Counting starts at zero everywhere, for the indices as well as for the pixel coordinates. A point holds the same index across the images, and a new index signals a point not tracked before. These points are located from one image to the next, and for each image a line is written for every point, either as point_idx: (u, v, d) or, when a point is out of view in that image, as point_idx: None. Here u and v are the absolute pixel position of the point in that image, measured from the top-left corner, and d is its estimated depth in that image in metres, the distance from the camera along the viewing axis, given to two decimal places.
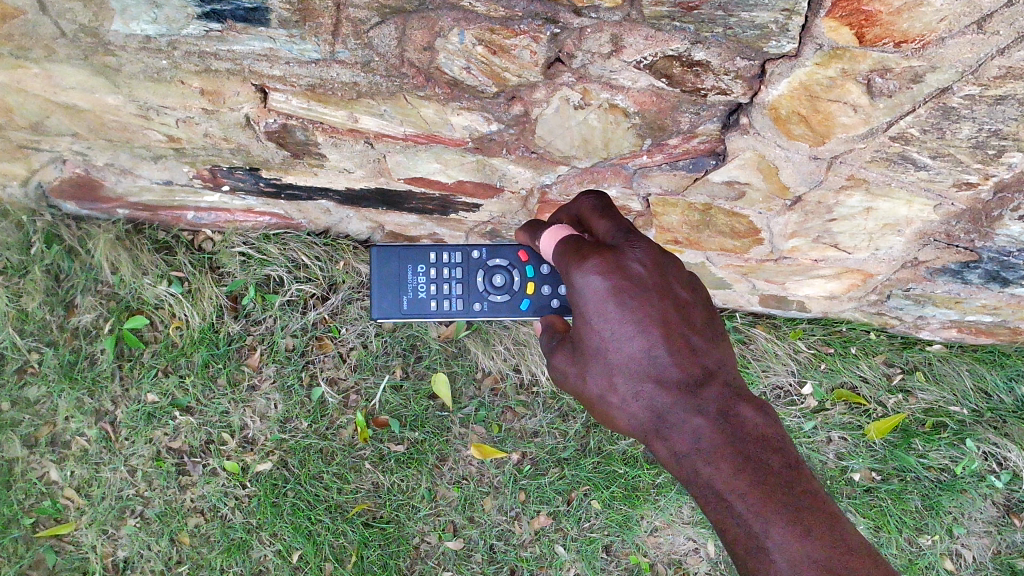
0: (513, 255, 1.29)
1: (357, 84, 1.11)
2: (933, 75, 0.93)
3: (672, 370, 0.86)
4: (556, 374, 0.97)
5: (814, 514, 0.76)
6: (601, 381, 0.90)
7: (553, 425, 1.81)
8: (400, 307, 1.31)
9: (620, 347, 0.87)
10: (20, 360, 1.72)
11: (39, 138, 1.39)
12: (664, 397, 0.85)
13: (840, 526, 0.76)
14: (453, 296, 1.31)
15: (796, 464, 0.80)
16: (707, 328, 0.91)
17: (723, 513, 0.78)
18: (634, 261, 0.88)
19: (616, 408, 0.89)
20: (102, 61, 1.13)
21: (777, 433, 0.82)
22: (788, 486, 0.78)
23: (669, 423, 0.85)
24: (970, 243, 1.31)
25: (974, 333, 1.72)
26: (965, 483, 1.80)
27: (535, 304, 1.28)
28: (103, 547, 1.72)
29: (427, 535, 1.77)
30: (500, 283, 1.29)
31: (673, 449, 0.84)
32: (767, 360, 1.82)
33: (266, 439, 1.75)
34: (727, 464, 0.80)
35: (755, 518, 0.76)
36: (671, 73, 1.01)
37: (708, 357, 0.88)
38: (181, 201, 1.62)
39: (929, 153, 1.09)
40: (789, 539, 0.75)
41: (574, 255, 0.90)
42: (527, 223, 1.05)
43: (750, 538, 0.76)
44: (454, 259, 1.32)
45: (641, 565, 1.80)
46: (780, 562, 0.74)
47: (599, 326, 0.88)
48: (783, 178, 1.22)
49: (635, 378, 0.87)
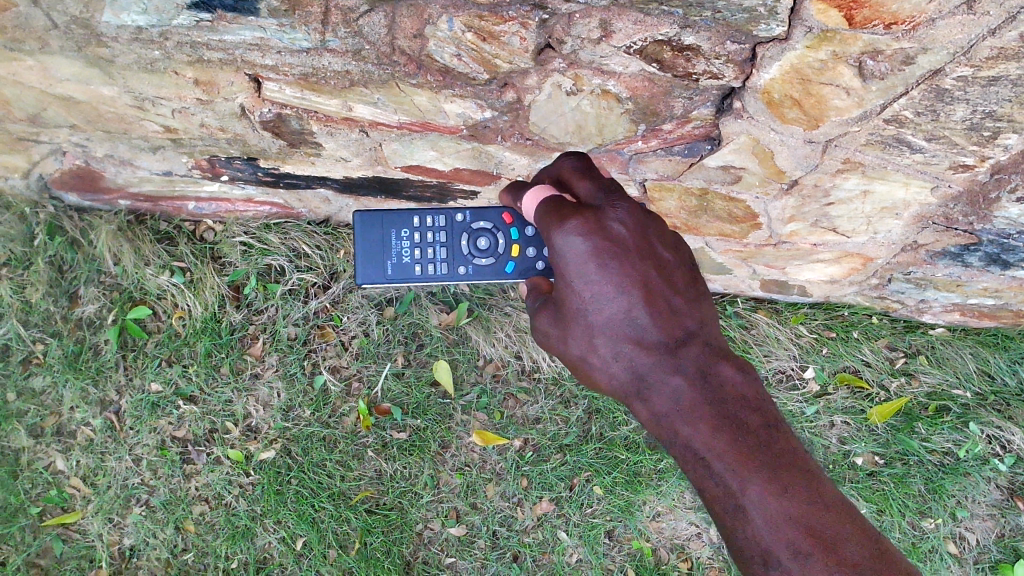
0: (497, 218, 1.27)
1: (349, 73, 1.11)
2: (924, 56, 0.93)
3: (652, 331, 0.90)
4: (537, 335, 0.99)
5: (791, 472, 0.83)
6: (581, 343, 0.93)
7: (555, 412, 1.81)
8: (385, 274, 1.30)
9: (601, 308, 0.90)
10: (25, 351, 1.73)
11: (38, 130, 1.39)
12: (644, 358, 0.90)
13: (815, 483, 0.83)
14: (437, 261, 1.29)
15: (774, 423, 0.86)
16: (689, 289, 0.94)
17: (702, 471, 0.85)
18: (615, 222, 0.92)
19: (596, 368, 0.93)
20: (96, 53, 1.13)
21: (755, 393, 0.88)
22: (766, 444, 0.84)
23: (649, 384, 0.89)
24: (969, 226, 1.31)
25: (976, 316, 1.71)
26: (968, 466, 1.79)
27: (520, 267, 1.25)
28: (110, 534, 1.74)
29: (430, 521, 1.78)
30: (484, 246, 1.26)
31: (653, 410, 0.89)
32: (769, 345, 1.82)
33: (269, 428, 1.76)
34: (706, 424, 0.85)
35: (734, 477, 0.83)
36: (661, 58, 1.01)
37: (689, 318, 0.92)
38: (181, 191, 1.63)
39: (924, 135, 1.08)
40: (767, 498, 0.81)
41: (555, 216, 0.93)
42: (510, 185, 1.06)
43: (728, 496, 0.83)
44: (438, 222, 1.29)
45: (644, 550, 1.81)
46: (757, 519, 0.81)
47: (580, 287, 0.91)
48: (778, 161, 1.21)
49: (616, 339, 0.91)
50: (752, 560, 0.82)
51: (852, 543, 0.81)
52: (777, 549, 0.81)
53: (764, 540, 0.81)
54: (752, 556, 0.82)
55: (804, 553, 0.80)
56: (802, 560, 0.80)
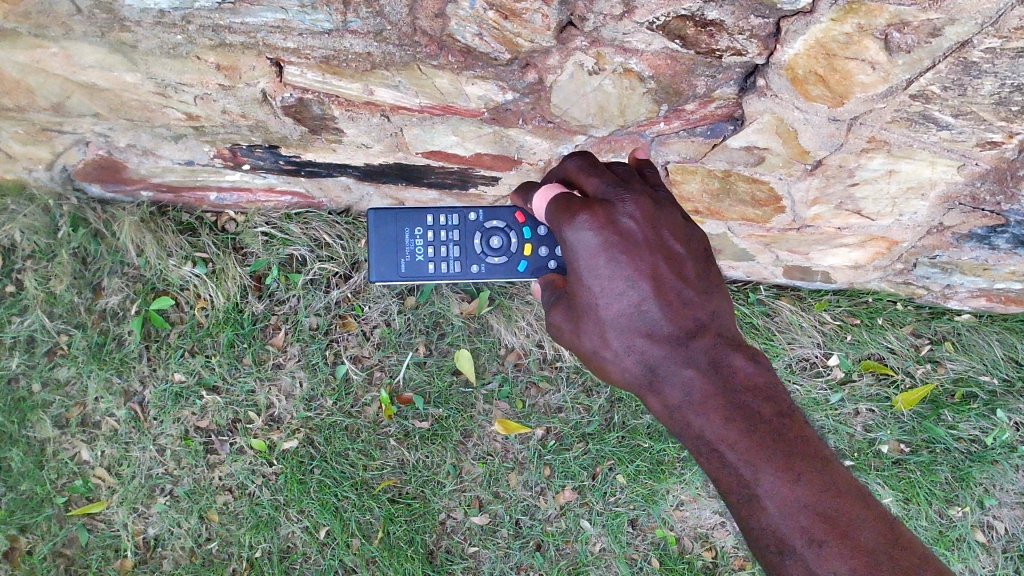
0: (511, 217, 1.24)
1: (371, 55, 1.11)
2: (951, 28, 0.92)
3: (663, 324, 0.91)
4: (552, 329, 1.00)
5: (804, 460, 0.84)
6: (594, 337, 0.94)
7: (577, 401, 1.81)
8: (397, 271, 1.27)
9: (611, 302, 0.91)
10: (50, 342, 1.74)
11: (62, 119, 1.40)
12: (656, 350, 0.91)
13: (829, 470, 0.84)
14: (450, 259, 1.27)
15: (787, 412, 0.87)
16: (701, 279, 0.94)
17: (715, 461, 0.86)
18: (625, 217, 0.91)
19: (609, 361, 0.94)
20: (119, 38, 1.14)
21: (767, 381, 0.89)
22: (778, 433, 0.85)
23: (661, 376, 0.90)
24: (996, 206, 1.29)
25: (1003, 302, 1.69)
26: (996, 454, 1.78)
27: (533, 266, 1.22)
28: (135, 524, 1.75)
29: (453, 510, 1.78)
30: (497, 245, 1.24)
31: (666, 402, 0.90)
32: (792, 333, 1.80)
33: (291, 418, 1.76)
34: (718, 415, 0.86)
35: (747, 467, 0.84)
36: (684, 34, 1.00)
37: (702, 309, 0.93)
38: (203, 181, 1.63)
39: (951, 111, 1.07)
40: (780, 487, 0.83)
41: (564, 211, 0.92)
42: (523, 186, 1.06)
43: (742, 485, 0.84)
44: (451, 221, 1.27)
45: (667, 539, 1.81)
46: (771, 508, 0.83)
47: (591, 282, 0.92)
48: (802, 141, 1.20)
49: (627, 333, 0.91)
50: (768, 549, 0.84)
51: (866, 530, 0.82)
52: (791, 537, 0.82)
53: (778, 528, 0.83)
54: (767, 544, 0.84)
55: (818, 540, 0.81)
56: (817, 547, 0.81)
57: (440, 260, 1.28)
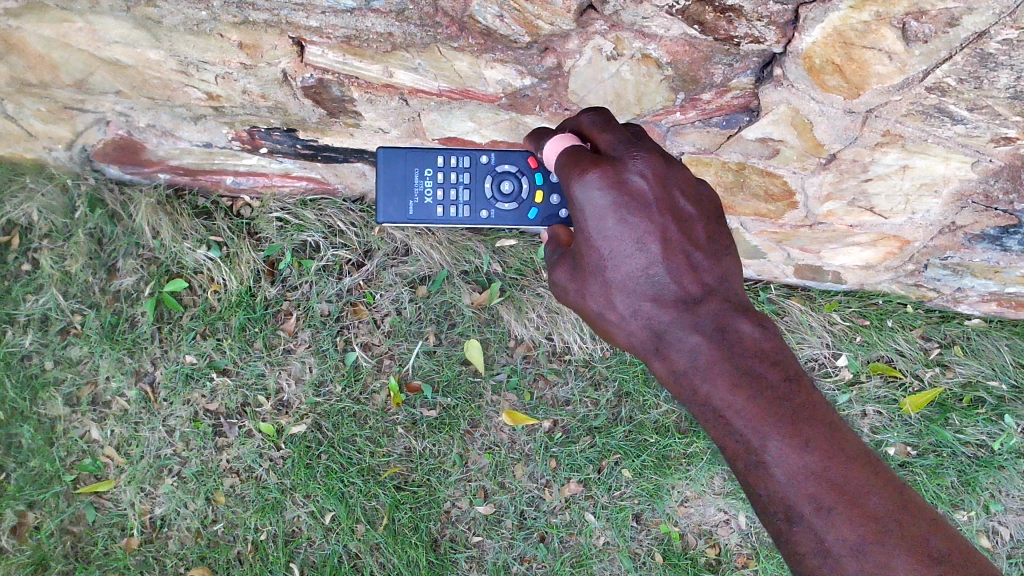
0: (523, 161, 1.23)
1: (392, 35, 1.13)
2: (969, 17, 0.93)
3: (670, 287, 0.91)
4: (556, 288, 1.00)
5: (813, 426, 0.84)
6: (599, 298, 0.94)
7: (585, 394, 1.82)
8: (406, 212, 1.24)
9: (620, 263, 0.91)
10: (64, 321, 1.75)
11: (84, 97, 1.41)
12: (663, 315, 0.91)
13: (838, 436, 0.84)
14: (459, 203, 1.25)
15: (795, 377, 0.87)
16: (711, 242, 0.94)
17: (722, 427, 0.87)
18: (635, 175, 0.90)
19: (614, 324, 0.95)
20: (144, 13, 1.15)
21: (775, 346, 0.89)
22: (786, 400, 0.85)
23: (668, 340, 0.91)
24: (1009, 206, 1.29)
25: (1014, 307, 1.69)
26: (1002, 459, 1.78)
27: (543, 214, 1.22)
28: (142, 504, 1.76)
29: (458, 500, 1.79)
30: (509, 190, 1.23)
31: (672, 367, 0.91)
32: (802, 332, 1.79)
33: (300, 403, 1.77)
34: (725, 381, 0.87)
35: (754, 433, 0.84)
36: (703, 20, 1.01)
37: (709, 274, 0.93)
38: (220, 163, 1.64)
39: (966, 105, 1.08)
40: (788, 452, 0.83)
41: (574, 167, 0.91)
42: (534, 131, 1.04)
43: (749, 452, 0.85)
44: (462, 163, 1.25)
45: (671, 534, 1.81)
46: (779, 474, 0.83)
47: (599, 243, 0.92)
48: (817, 133, 1.21)
49: (634, 296, 0.92)
50: (776, 516, 0.84)
51: (875, 496, 0.82)
52: (799, 502, 0.82)
53: (786, 494, 0.83)
54: (776, 512, 0.84)
55: (826, 507, 0.81)
56: (825, 514, 0.81)
57: (449, 204, 1.25)
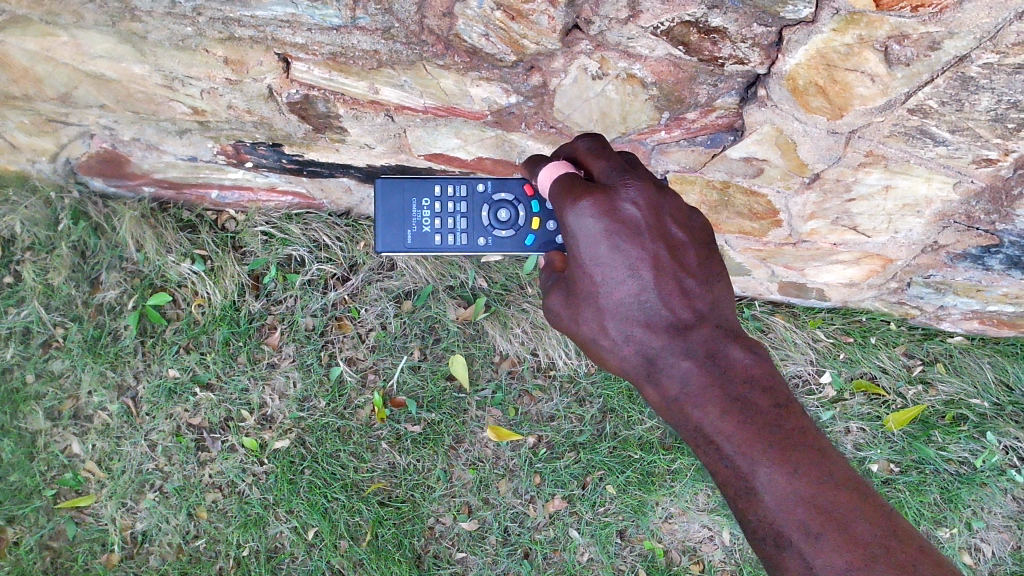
0: (519, 189, 1.23)
1: (377, 53, 1.13)
2: (950, 41, 0.94)
3: (661, 313, 0.92)
4: (550, 314, 1.00)
5: (802, 451, 0.84)
6: (592, 324, 0.95)
7: (569, 410, 1.81)
8: (404, 241, 1.24)
9: (612, 290, 0.92)
10: (45, 334, 1.74)
11: (68, 110, 1.40)
12: (654, 341, 0.92)
13: (826, 461, 0.84)
14: (456, 232, 1.24)
15: (785, 403, 0.87)
16: (703, 268, 0.95)
17: (713, 454, 0.87)
18: (627, 202, 0.90)
19: (606, 350, 0.95)
20: (129, 28, 1.15)
21: (764, 372, 0.89)
22: (775, 426, 0.85)
23: (660, 366, 0.91)
24: (990, 226, 1.30)
25: (996, 325, 1.70)
26: (985, 476, 1.78)
27: (540, 241, 1.22)
28: (123, 519, 1.75)
29: (442, 516, 1.79)
30: (506, 218, 1.23)
31: (663, 394, 0.91)
32: (786, 349, 1.81)
33: (284, 418, 1.76)
34: (715, 407, 0.87)
35: (743, 459, 0.85)
36: (688, 40, 1.02)
37: (701, 300, 0.93)
38: (206, 177, 1.63)
39: (948, 127, 1.08)
40: (777, 479, 0.83)
41: (567, 194, 0.91)
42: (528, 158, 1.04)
43: (739, 478, 0.85)
44: (459, 192, 1.25)
45: (655, 550, 1.81)
46: (768, 501, 0.83)
47: (592, 269, 0.92)
48: (801, 153, 1.22)
49: (626, 322, 0.92)
50: (766, 542, 0.84)
51: (863, 522, 0.82)
52: (788, 530, 0.82)
53: (776, 520, 0.83)
54: (765, 537, 0.84)
55: (814, 533, 0.81)
56: (814, 541, 0.81)
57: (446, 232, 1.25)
